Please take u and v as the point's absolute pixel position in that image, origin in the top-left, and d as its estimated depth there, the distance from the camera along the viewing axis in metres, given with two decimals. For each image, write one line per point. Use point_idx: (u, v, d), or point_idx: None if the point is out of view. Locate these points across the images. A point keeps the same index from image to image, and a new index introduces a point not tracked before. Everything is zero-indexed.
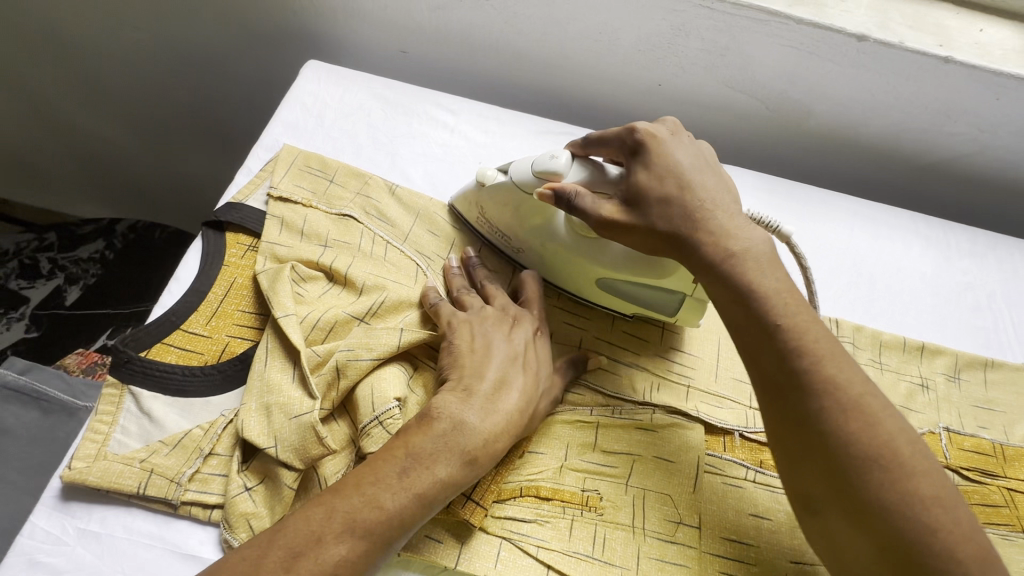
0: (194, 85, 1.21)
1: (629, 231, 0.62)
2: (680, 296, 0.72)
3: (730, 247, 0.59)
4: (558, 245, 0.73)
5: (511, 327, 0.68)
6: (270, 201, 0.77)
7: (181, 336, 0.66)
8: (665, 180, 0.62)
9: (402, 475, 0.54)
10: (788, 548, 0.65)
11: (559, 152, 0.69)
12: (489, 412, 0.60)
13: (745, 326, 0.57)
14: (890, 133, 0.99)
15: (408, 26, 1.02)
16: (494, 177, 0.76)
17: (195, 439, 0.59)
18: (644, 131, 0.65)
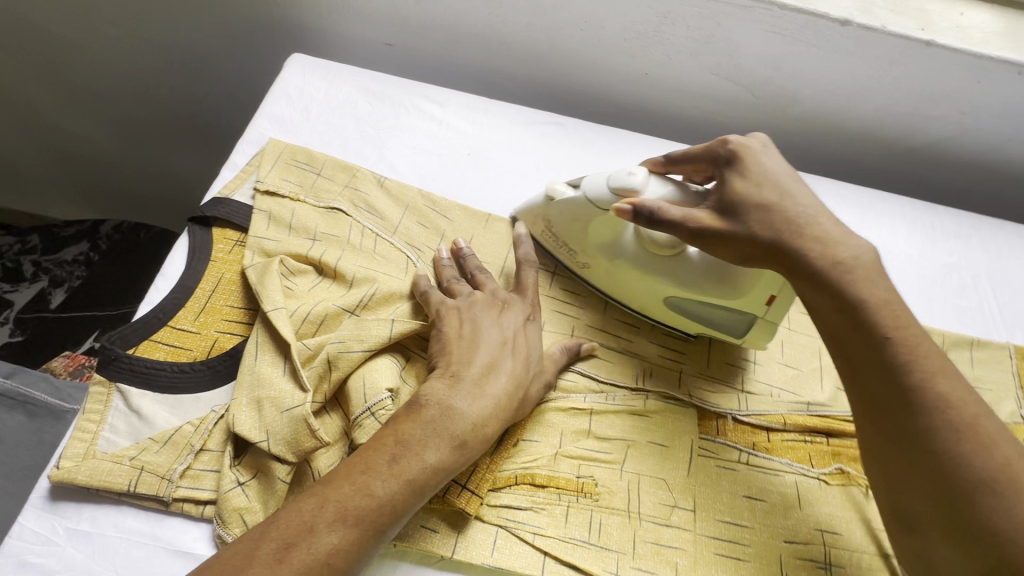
0: (177, 81, 1.19)
1: (726, 237, 0.62)
2: (750, 317, 0.71)
3: (836, 253, 0.60)
4: (627, 261, 0.74)
5: (501, 312, 0.68)
6: (257, 196, 0.76)
7: (169, 332, 0.66)
8: (761, 188, 0.63)
9: (392, 463, 0.54)
10: (779, 527, 0.66)
11: (636, 169, 0.69)
12: (478, 398, 0.60)
13: (848, 341, 0.58)
14: (876, 117, 0.99)
15: (392, 18, 1.01)
16: (563, 191, 0.76)
17: (186, 436, 0.59)
18: (736, 143, 0.68)
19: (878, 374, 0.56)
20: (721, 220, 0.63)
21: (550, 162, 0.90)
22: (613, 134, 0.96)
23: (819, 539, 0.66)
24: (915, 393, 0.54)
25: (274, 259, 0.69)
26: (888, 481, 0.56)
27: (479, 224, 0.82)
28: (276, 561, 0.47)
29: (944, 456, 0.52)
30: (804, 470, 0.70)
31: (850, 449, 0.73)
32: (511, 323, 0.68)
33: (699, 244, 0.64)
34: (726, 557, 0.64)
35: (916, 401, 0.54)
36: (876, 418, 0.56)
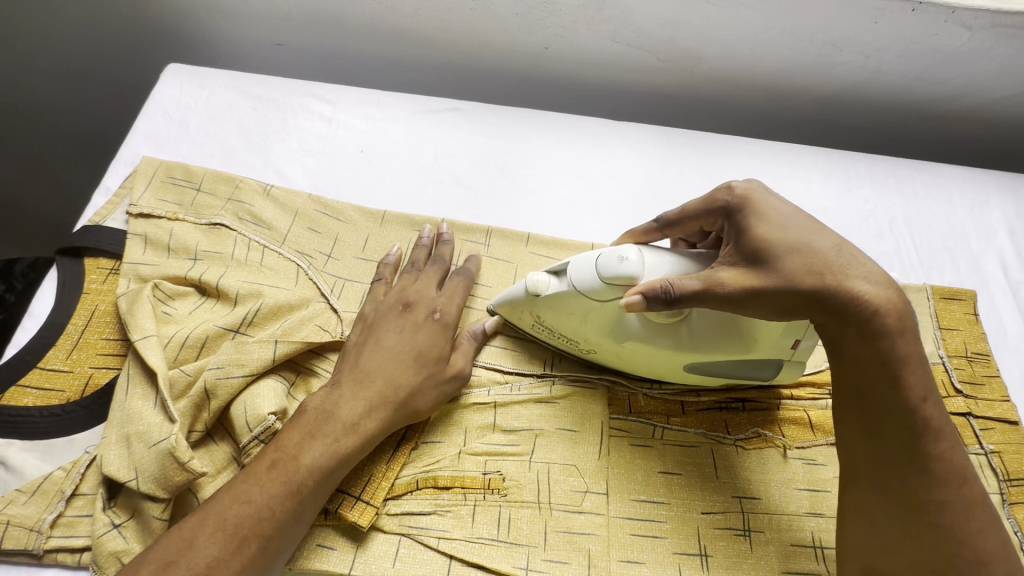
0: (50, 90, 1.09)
1: (763, 293, 0.53)
2: (778, 362, 0.65)
3: (886, 295, 0.52)
4: (637, 342, 0.63)
5: (403, 315, 0.65)
6: (129, 220, 0.72)
7: (37, 375, 0.63)
8: (787, 232, 0.54)
9: (272, 468, 0.53)
10: (696, 500, 0.65)
11: (626, 251, 0.58)
12: (364, 397, 0.59)
13: (874, 398, 0.53)
14: (782, 69, 0.97)
15: (274, 16, 0.96)
16: (546, 283, 0.64)
17: (56, 482, 0.56)
18: (740, 188, 0.59)
19: (900, 439, 0.52)
20: (749, 275, 0.54)
21: (447, 151, 0.87)
22: (514, 114, 0.93)
23: (737, 506, 0.65)
24: (933, 462, 0.51)
25: (147, 284, 0.66)
26: (868, 526, 0.53)
27: (375, 223, 0.78)
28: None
29: (951, 531, 0.50)
30: (719, 438, 0.69)
31: (768, 411, 0.71)
32: (413, 325, 0.64)
33: (730, 308, 0.55)
34: (642, 537, 0.62)
35: (934, 469, 0.51)
36: (885, 477, 0.52)
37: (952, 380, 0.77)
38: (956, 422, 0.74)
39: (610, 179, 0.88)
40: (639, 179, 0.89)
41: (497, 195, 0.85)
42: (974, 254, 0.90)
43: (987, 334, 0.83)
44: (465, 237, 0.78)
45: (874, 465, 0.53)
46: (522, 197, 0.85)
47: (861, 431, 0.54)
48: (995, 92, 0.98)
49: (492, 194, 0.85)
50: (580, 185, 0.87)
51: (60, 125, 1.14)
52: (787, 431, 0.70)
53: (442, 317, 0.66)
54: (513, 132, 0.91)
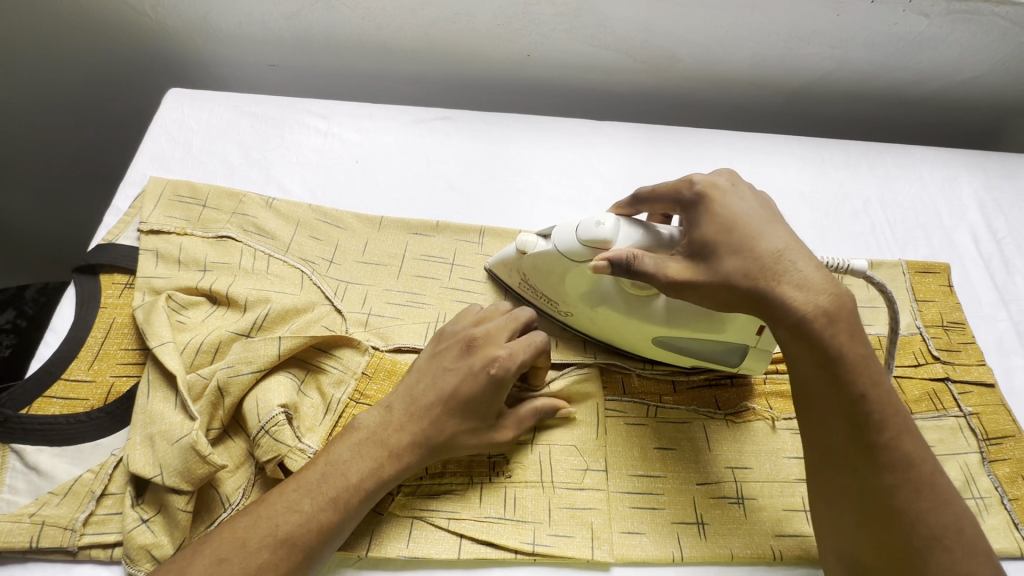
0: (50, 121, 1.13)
1: (703, 289, 0.58)
2: (742, 347, 0.69)
3: (816, 301, 0.56)
4: (610, 309, 0.69)
5: (463, 354, 0.62)
6: (141, 237, 0.76)
7: (62, 386, 0.66)
8: (732, 232, 0.59)
9: (321, 481, 0.55)
10: (691, 472, 0.69)
11: (604, 217, 0.64)
12: (413, 423, 0.59)
13: (818, 393, 0.56)
14: (754, 64, 1.02)
15: (269, 39, 1.01)
16: (535, 244, 0.70)
17: (87, 483, 0.60)
18: (701, 182, 0.63)
19: (845, 429, 0.55)
20: (695, 270, 0.59)
21: (439, 157, 0.92)
22: (501, 119, 0.97)
23: (730, 476, 0.69)
24: (880, 451, 0.54)
25: (161, 296, 0.69)
26: (832, 509, 0.56)
27: (374, 229, 0.82)
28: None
29: (905, 509, 0.53)
30: (710, 413, 0.73)
31: (756, 386, 0.75)
32: (468, 368, 0.61)
33: (675, 296, 0.60)
34: (641, 509, 0.66)
35: (888, 452, 0.54)
36: (839, 466, 0.55)
37: (929, 348, 0.81)
38: (935, 388, 0.78)
39: (596, 176, 0.93)
40: (622, 174, 0.93)
41: (489, 197, 0.89)
42: (946, 229, 0.94)
43: (961, 303, 0.87)
44: (459, 237, 0.82)
45: (827, 453, 0.56)
46: (512, 197, 0.89)
47: (812, 422, 0.57)
48: (957, 75, 1.03)
49: (484, 196, 0.89)
50: (567, 182, 0.92)
51: (57, 154, 1.18)
52: (774, 404, 0.74)
53: (500, 372, 0.60)
54: (501, 136, 0.95)
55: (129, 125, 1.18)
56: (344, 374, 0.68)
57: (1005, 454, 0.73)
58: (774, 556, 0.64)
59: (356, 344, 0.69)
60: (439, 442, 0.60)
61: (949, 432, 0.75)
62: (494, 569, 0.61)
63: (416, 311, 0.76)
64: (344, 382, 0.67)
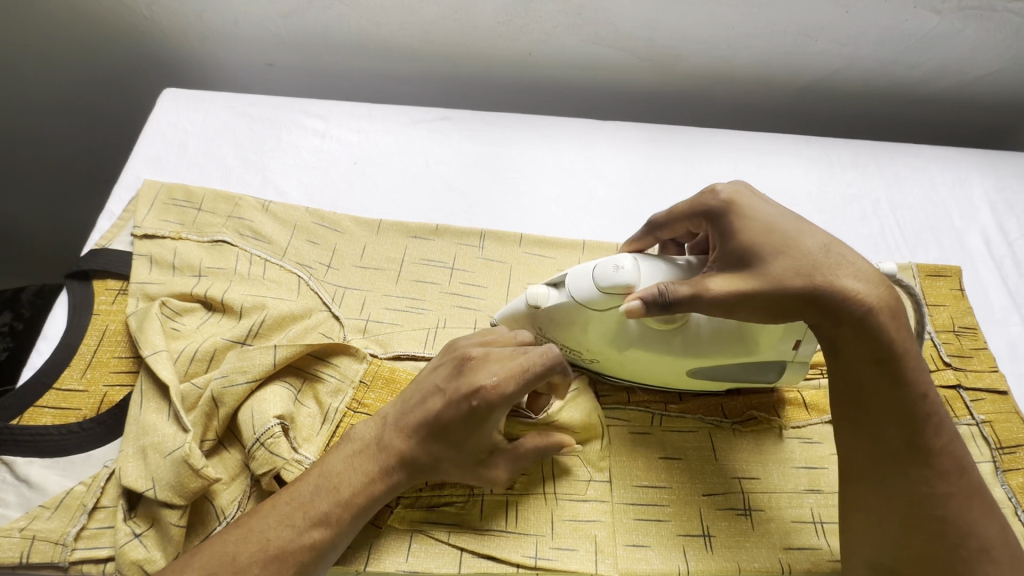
0: (47, 121, 1.12)
1: (754, 297, 0.55)
2: (781, 362, 0.66)
3: (878, 293, 0.55)
4: (637, 348, 0.63)
5: (454, 374, 0.57)
6: (135, 241, 0.74)
7: (54, 395, 0.65)
8: (776, 234, 0.56)
9: (312, 496, 0.53)
10: (697, 482, 0.67)
11: (622, 260, 0.59)
12: (402, 440, 0.56)
13: (875, 395, 0.55)
14: (760, 61, 1.00)
15: (266, 38, 0.99)
16: (546, 295, 0.63)
17: (78, 497, 0.58)
18: (724, 191, 0.60)
19: (902, 433, 0.54)
20: (743, 280, 0.55)
21: (438, 158, 0.90)
22: (501, 119, 0.95)
23: (737, 487, 0.67)
24: (935, 455, 0.53)
25: (155, 302, 0.68)
26: (877, 521, 0.54)
27: (372, 233, 0.80)
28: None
29: (954, 520, 0.52)
30: (716, 422, 0.71)
31: (764, 394, 0.73)
32: (454, 392, 0.55)
33: (722, 313, 0.56)
34: (645, 521, 0.64)
35: (931, 457, 0.53)
36: (891, 473, 0.54)
37: (941, 354, 0.80)
38: (947, 395, 0.76)
39: (598, 177, 0.91)
40: (625, 175, 0.91)
41: (489, 199, 0.87)
42: (957, 231, 0.92)
43: (973, 307, 0.85)
44: (460, 241, 0.81)
45: (879, 458, 0.54)
46: (513, 199, 0.87)
47: (862, 426, 0.55)
48: (968, 73, 1.01)
49: (484, 198, 0.87)
50: (569, 184, 0.90)
51: (52, 155, 1.16)
52: (781, 412, 0.72)
53: (483, 403, 0.53)
54: (502, 137, 0.93)
55: (123, 124, 1.15)
56: (341, 383, 0.66)
57: (1018, 463, 0.72)
58: (783, 568, 0.62)
59: (354, 351, 0.67)
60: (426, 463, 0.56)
61: (961, 440, 0.73)
62: None
63: (415, 317, 0.74)
64: (341, 392, 0.66)
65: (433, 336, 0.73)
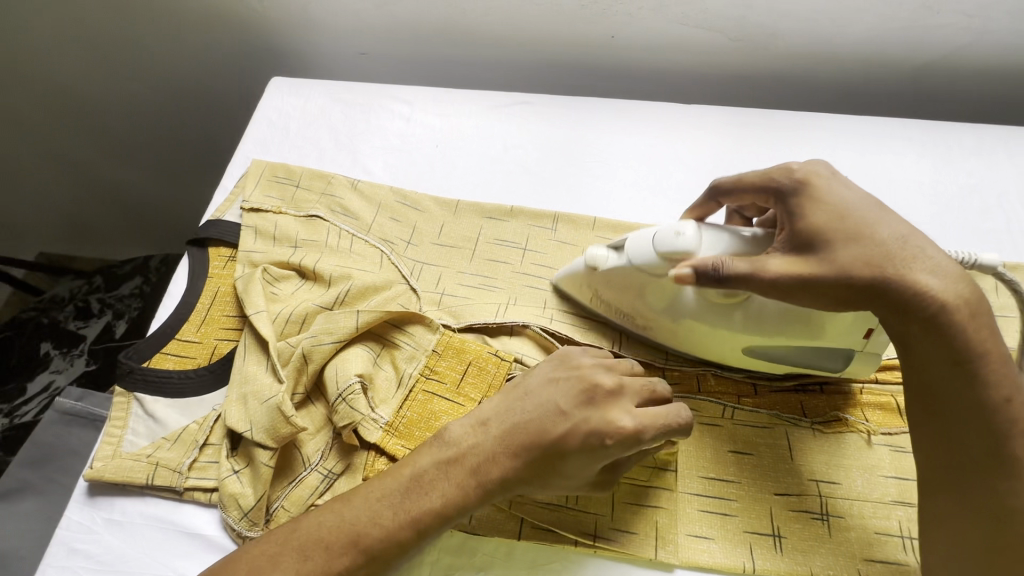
0: (181, 109, 1.29)
1: (815, 282, 0.53)
2: (847, 351, 0.63)
3: (954, 291, 0.51)
4: (690, 318, 0.64)
5: (581, 402, 0.55)
6: (243, 214, 0.83)
7: (176, 344, 0.74)
8: (849, 224, 0.53)
9: (402, 496, 0.53)
10: (769, 480, 0.64)
11: (684, 226, 0.60)
12: (507, 455, 0.54)
13: (949, 396, 0.51)
14: (869, 38, 0.92)
15: (361, 28, 1.05)
16: (606, 257, 0.68)
17: (192, 433, 0.67)
18: (802, 170, 0.57)
19: (982, 434, 0.50)
20: (807, 264, 0.53)
21: (516, 142, 0.92)
22: (580, 103, 0.95)
23: (814, 490, 0.63)
24: (1020, 464, 0.49)
25: (258, 268, 0.76)
26: (949, 527, 0.51)
27: (450, 212, 0.84)
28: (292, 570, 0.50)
29: None
30: (794, 421, 0.67)
31: (848, 394, 0.69)
32: (582, 421, 0.54)
33: (779, 295, 0.55)
34: (711, 514, 0.62)
35: (1019, 470, 0.49)
36: (969, 478, 0.50)
37: None
38: None
39: (677, 163, 0.88)
40: (706, 161, 0.88)
41: (564, 183, 0.87)
42: None
43: None
44: (533, 223, 0.82)
45: (957, 461, 0.51)
46: (588, 182, 0.87)
47: (939, 425, 0.52)
48: None
49: (558, 181, 0.88)
50: (647, 169, 0.88)
51: (185, 140, 1.36)
52: (870, 416, 0.67)
53: (613, 443, 0.53)
54: (580, 121, 0.93)
55: (234, 106, 1.28)
56: (416, 350, 0.70)
57: None
58: None
59: (428, 322, 0.71)
60: (534, 482, 0.54)
61: None
62: (552, 555, 0.61)
63: (488, 294, 0.77)
64: (415, 358, 0.70)
65: (504, 310, 0.74)
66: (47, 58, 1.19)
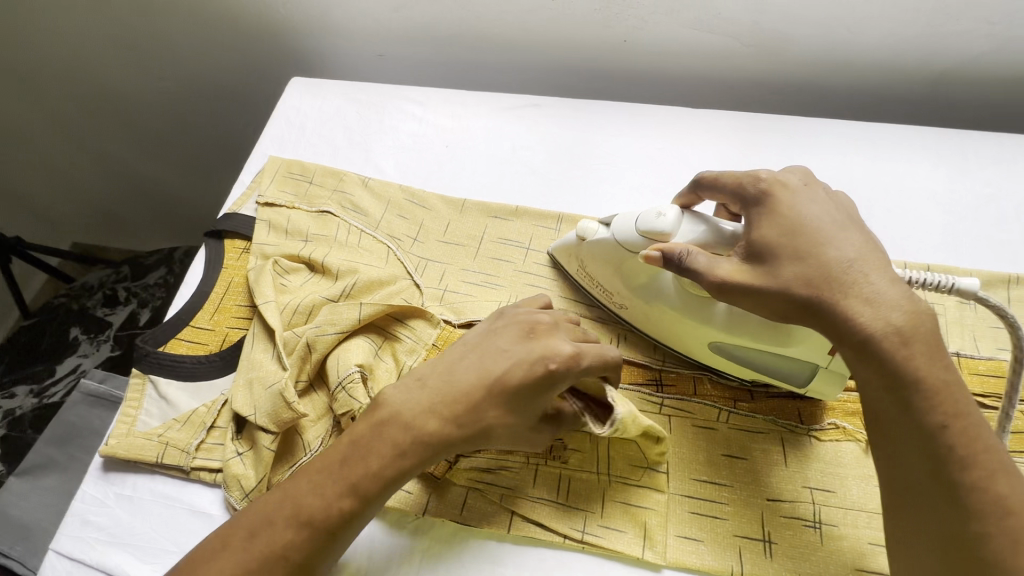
0: (207, 106, 1.34)
1: (757, 293, 0.55)
2: (812, 367, 0.64)
3: (889, 317, 0.50)
4: (663, 304, 0.67)
5: (521, 339, 0.58)
6: (259, 208, 0.86)
7: (190, 331, 0.78)
8: (796, 239, 0.54)
9: (343, 463, 0.53)
10: (761, 486, 0.64)
11: (666, 208, 0.63)
12: (445, 405, 0.55)
13: (890, 422, 0.50)
14: (885, 45, 0.90)
15: (379, 31, 1.08)
16: (596, 230, 0.71)
17: (201, 416, 0.70)
18: (768, 179, 0.59)
19: (922, 463, 0.48)
20: (750, 275, 0.55)
21: (525, 144, 0.93)
22: (590, 107, 0.96)
23: (807, 497, 0.63)
24: (965, 492, 0.47)
25: (269, 261, 0.78)
26: (908, 556, 0.49)
27: (456, 211, 0.85)
28: (241, 549, 0.50)
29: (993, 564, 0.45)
30: (790, 427, 0.67)
31: (847, 404, 0.68)
32: (523, 355, 0.56)
33: (726, 299, 0.57)
34: (700, 516, 0.63)
35: (967, 497, 0.46)
36: (915, 505, 0.49)
37: None
38: None
39: (685, 167, 0.88)
40: (716, 166, 0.88)
41: (571, 185, 0.88)
42: None
43: None
44: (538, 223, 0.83)
45: (898, 489, 0.50)
46: (594, 184, 0.88)
47: (883, 454, 0.51)
48: None
49: (565, 183, 0.89)
50: (654, 172, 0.88)
51: (210, 137, 1.41)
52: None
53: (557, 368, 0.55)
54: (589, 124, 0.94)
55: (257, 106, 1.32)
56: (416, 344, 0.72)
57: None
58: None
59: (430, 317, 0.73)
60: (479, 428, 0.55)
61: None
62: (541, 549, 0.62)
63: (490, 291, 0.78)
64: (415, 352, 0.72)
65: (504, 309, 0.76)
66: (84, 57, 1.25)
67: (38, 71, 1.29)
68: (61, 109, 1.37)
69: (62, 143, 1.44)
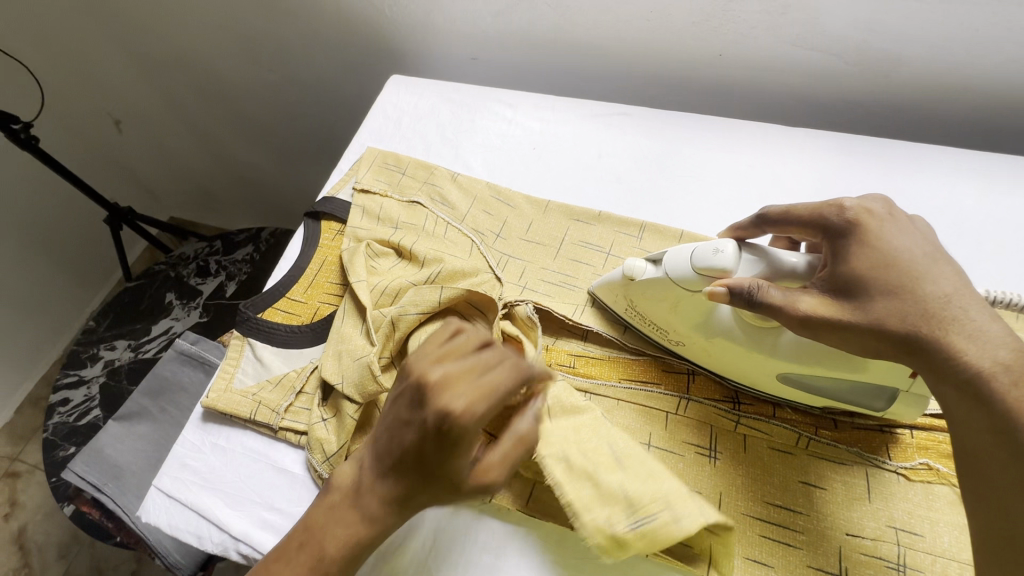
0: (308, 99, 1.43)
1: (844, 328, 0.53)
2: (891, 391, 0.61)
3: (996, 356, 0.48)
4: (728, 341, 0.65)
5: (414, 404, 0.47)
6: (355, 194, 0.91)
7: (286, 302, 0.83)
8: (893, 274, 0.53)
9: (297, 552, 0.52)
10: (840, 519, 0.61)
11: (724, 244, 0.60)
12: (377, 483, 0.51)
13: (993, 467, 0.47)
14: (1009, 72, 0.85)
15: (476, 36, 1.13)
16: (644, 270, 0.68)
17: (291, 379, 0.75)
18: (855, 209, 0.57)
19: None
20: (836, 307, 0.54)
21: (611, 151, 0.94)
22: (677, 117, 0.96)
23: (892, 537, 0.60)
24: None
25: (362, 244, 0.83)
26: None
27: (540, 211, 0.88)
28: None
29: None
30: (877, 462, 0.64)
31: (943, 444, 0.64)
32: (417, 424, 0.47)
33: (807, 333, 0.55)
34: (771, 541, 0.61)
35: None
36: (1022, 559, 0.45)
37: None
38: None
39: (775, 185, 0.86)
40: (809, 187, 0.85)
41: (654, 194, 0.89)
42: None
43: None
44: (620, 229, 0.84)
45: (1007, 540, 0.46)
46: (678, 195, 0.88)
47: (985, 502, 0.48)
48: None
49: (649, 192, 0.89)
50: (740, 187, 0.87)
51: (309, 129, 1.51)
52: None
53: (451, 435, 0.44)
54: (676, 135, 0.94)
55: (355, 103, 1.41)
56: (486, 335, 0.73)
57: None
58: None
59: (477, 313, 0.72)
60: (416, 501, 0.50)
61: None
62: None
63: (568, 291, 0.80)
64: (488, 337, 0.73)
65: (581, 312, 0.77)
66: (202, 54, 1.37)
67: (164, 61, 1.42)
68: (178, 95, 1.51)
69: (179, 126, 1.59)
